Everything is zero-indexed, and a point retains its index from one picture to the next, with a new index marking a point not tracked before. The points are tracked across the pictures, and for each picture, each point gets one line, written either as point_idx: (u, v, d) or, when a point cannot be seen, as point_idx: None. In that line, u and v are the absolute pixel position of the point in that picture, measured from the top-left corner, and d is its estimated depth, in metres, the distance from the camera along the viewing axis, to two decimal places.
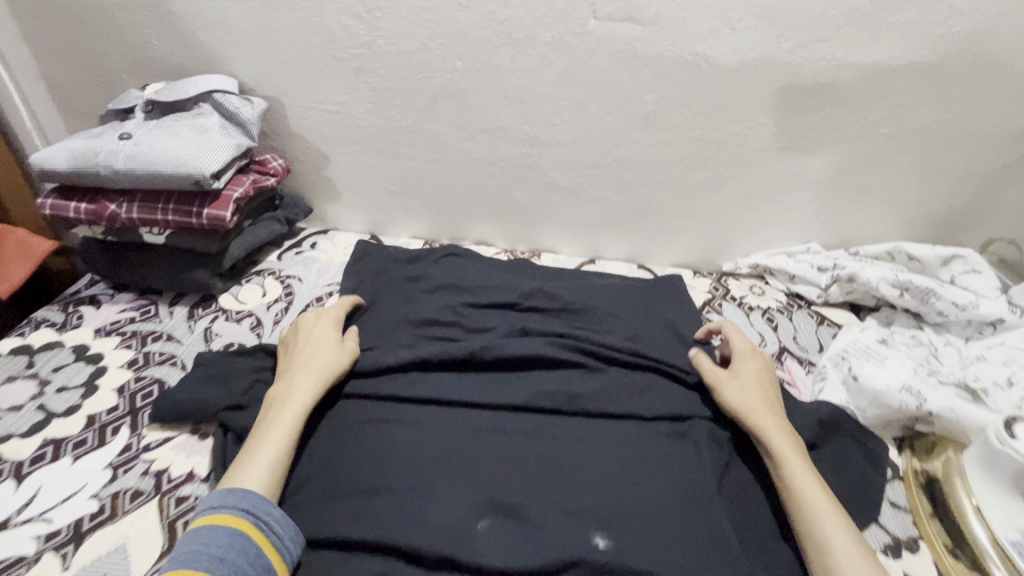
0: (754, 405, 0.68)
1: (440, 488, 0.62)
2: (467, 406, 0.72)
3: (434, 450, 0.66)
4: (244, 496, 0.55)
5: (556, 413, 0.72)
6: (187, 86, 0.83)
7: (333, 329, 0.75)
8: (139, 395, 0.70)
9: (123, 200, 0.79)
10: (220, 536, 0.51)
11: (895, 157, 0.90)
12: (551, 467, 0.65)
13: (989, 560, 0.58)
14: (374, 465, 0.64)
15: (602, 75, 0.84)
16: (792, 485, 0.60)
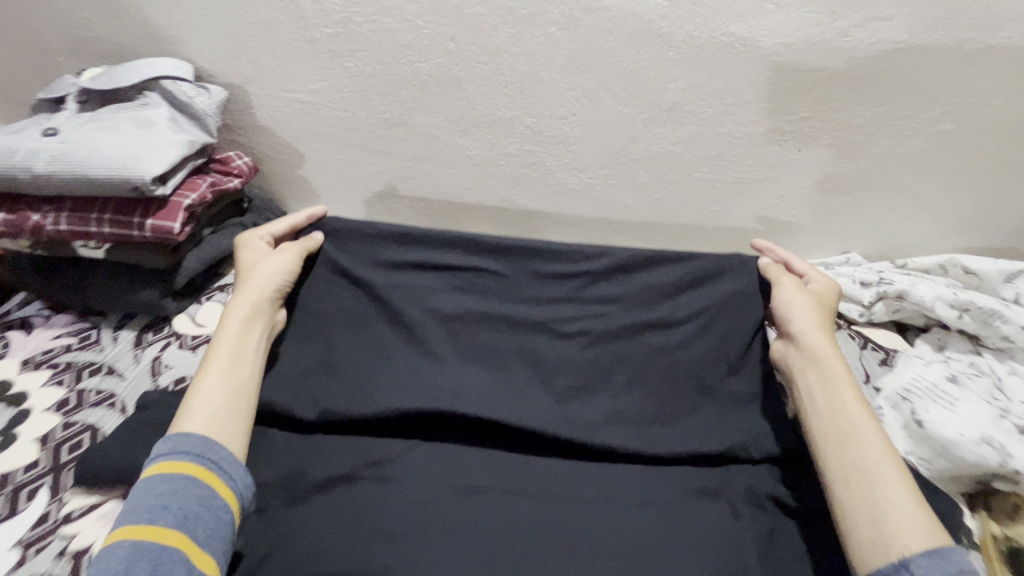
0: (819, 331, 0.63)
1: (427, 568, 0.52)
2: (458, 459, 0.61)
3: (419, 518, 0.56)
4: (186, 438, 0.52)
5: (561, 468, 0.61)
6: (128, 72, 0.70)
7: (261, 248, 0.69)
8: (65, 447, 0.59)
9: (50, 210, 0.67)
10: (160, 486, 0.49)
11: (958, 156, 0.78)
12: (557, 539, 0.55)
13: None
14: (349, 538, 0.54)
15: (619, 60, 0.72)
16: (846, 415, 0.56)
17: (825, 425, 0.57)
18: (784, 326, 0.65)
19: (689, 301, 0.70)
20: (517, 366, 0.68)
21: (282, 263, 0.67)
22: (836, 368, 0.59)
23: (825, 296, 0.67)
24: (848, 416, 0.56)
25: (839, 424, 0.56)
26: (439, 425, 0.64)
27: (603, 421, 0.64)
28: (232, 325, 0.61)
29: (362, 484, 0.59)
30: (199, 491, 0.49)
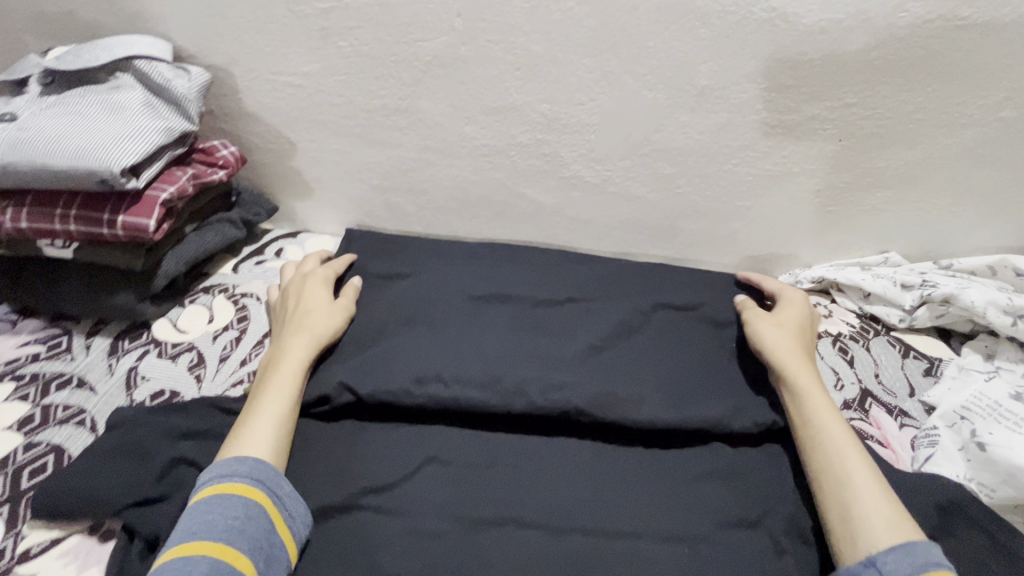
0: (794, 347, 0.63)
1: None
2: (467, 486, 0.55)
3: (424, 555, 0.50)
4: (258, 465, 0.50)
5: (581, 495, 0.55)
6: (98, 50, 0.63)
7: (324, 283, 0.69)
8: (25, 472, 0.53)
9: (10, 205, 0.60)
10: (236, 509, 0.46)
11: (1016, 147, 0.71)
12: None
13: None
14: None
15: (645, 38, 0.64)
16: (819, 427, 0.55)
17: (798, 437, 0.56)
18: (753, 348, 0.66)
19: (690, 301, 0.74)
20: (534, 374, 0.62)
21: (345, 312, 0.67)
22: (805, 378, 0.59)
23: (789, 311, 0.68)
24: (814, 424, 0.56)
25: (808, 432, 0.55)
26: (446, 445, 0.58)
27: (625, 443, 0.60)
28: (305, 353, 0.60)
29: (359, 515, 0.53)
30: (269, 525, 0.47)
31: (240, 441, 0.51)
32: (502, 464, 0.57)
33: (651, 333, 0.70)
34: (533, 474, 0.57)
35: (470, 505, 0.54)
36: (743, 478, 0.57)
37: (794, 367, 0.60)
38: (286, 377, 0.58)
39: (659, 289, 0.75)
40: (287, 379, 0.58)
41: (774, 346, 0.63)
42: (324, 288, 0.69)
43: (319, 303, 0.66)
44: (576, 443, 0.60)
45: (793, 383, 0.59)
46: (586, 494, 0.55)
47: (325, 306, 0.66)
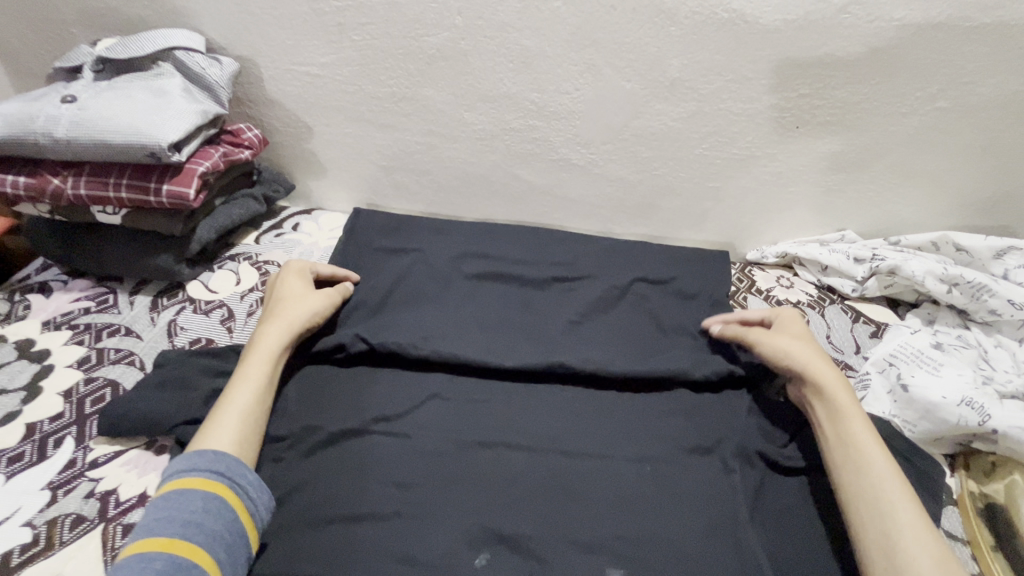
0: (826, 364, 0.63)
1: (438, 514, 0.56)
2: (464, 416, 0.65)
3: (429, 469, 0.60)
4: (219, 458, 0.53)
5: (563, 425, 0.65)
6: (144, 41, 0.72)
7: (300, 279, 0.71)
8: (87, 400, 0.62)
9: (69, 175, 0.69)
10: (193, 502, 0.49)
11: (952, 135, 0.80)
12: (558, 490, 0.59)
13: None
14: (362, 487, 0.58)
15: (623, 35, 0.73)
16: (863, 454, 0.55)
17: (835, 457, 0.57)
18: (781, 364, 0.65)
19: (664, 269, 0.83)
20: (523, 334, 0.73)
21: (318, 301, 0.69)
22: (844, 400, 0.59)
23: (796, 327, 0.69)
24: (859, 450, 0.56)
25: (848, 453, 0.56)
26: (445, 385, 0.68)
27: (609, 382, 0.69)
28: (275, 346, 0.63)
29: (371, 438, 0.62)
30: (230, 515, 0.50)
31: (205, 432, 0.55)
32: (494, 402, 0.67)
33: (627, 298, 0.79)
34: (521, 409, 0.66)
35: (467, 433, 0.63)
36: (701, 413, 0.67)
37: (830, 385, 0.61)
38: (255, 371, 0.60)
39: (636, 258, 0.85)
40: (256, 375, 0.60)
41: (806, 363, 0.63)
42: (301, 286, 0.71)
43: (295, 298, 0.69)
44: (558, 387, 0.69)
45: (833, 403, 0.59)
46: (566, 427, 0.64)
47: (298, 300, 0.68)
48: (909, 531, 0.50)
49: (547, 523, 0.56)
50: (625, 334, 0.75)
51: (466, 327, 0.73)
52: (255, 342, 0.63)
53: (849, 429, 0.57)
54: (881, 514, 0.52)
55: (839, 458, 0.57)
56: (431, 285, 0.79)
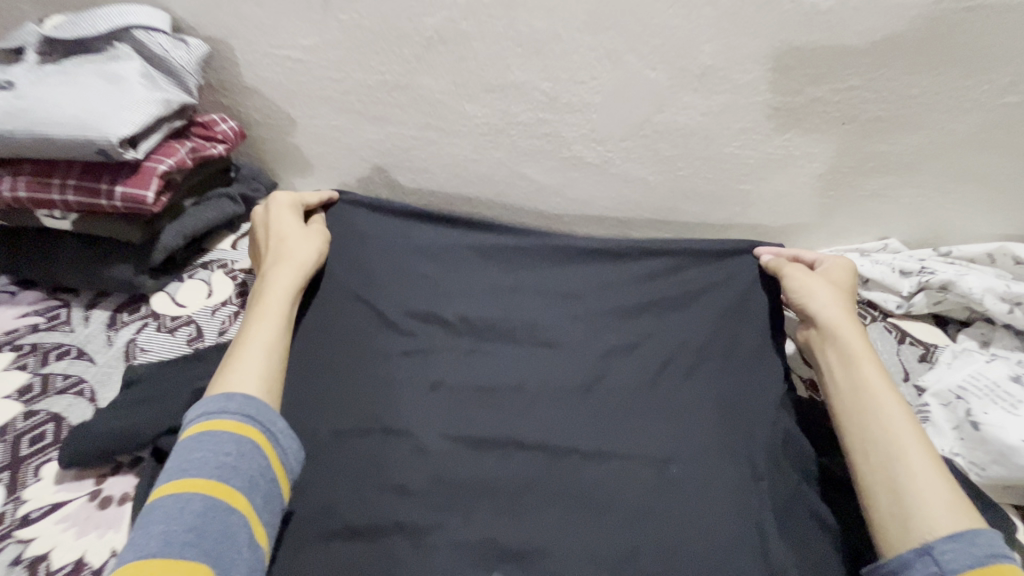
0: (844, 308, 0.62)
1: (452, 528, 0.53)
2: (479, 418, 0.60)
3: (439, 481, 0.55)
4: (248, 401, 0.49)
5: (584, 432, 0.60)
6: (95, 19, 0.62)
7: (293, 215, 0.69)
8: (26, 439, 0.53)
9: (8, 174, 0.60)
10: (227, 446, 0.45)
11: (1019, 133, 0.70)
12: (581, 502, 0.55)
13: None
14: (368, 495, 0.54)
15: (649, 15, 0.63)
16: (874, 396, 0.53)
17: (844, 401, 0.55)
18: (800, 307, 0.63)
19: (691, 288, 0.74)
20: (533, 352, 0.66)
21: (320, 237, 0.69)
22: (856, 342, 0.58)
23: (834, 274, 0.67)
24: (868, 391, 0.54)
25: (859, 397, 0.54)
26: (456, 390, 0.62)
27: (635, 416, 0.61)
28: (285, 284, 0.61)
29: (371, 453, 0.57)
30: (265, 461, 0.46)
31: (232, 373, 0.51)
32: (498, 439, 0.58)
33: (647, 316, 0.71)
34: (539, 414, 0.61)
35: (466, 479, 0.55)
36: (733, 455, 0.59)
37: (849, 327, 0.59)
38: (271, 309, 0.58)
39: None
40: (271, 312, 0.58)
41: (823, 309, 0.61)
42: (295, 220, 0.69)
43: (295, 235, 0.67)
44: (575, 414, 0.61)
45: (844, 344, 0.58)
46: (584, 448, 0.58)
47: (298, 240, 0.66)
48: (922, 475, 0.48)
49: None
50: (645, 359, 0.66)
51: (467, 348, 0.65)
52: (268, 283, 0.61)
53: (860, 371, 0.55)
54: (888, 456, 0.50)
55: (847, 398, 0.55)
56: (423, 297, 0.69)
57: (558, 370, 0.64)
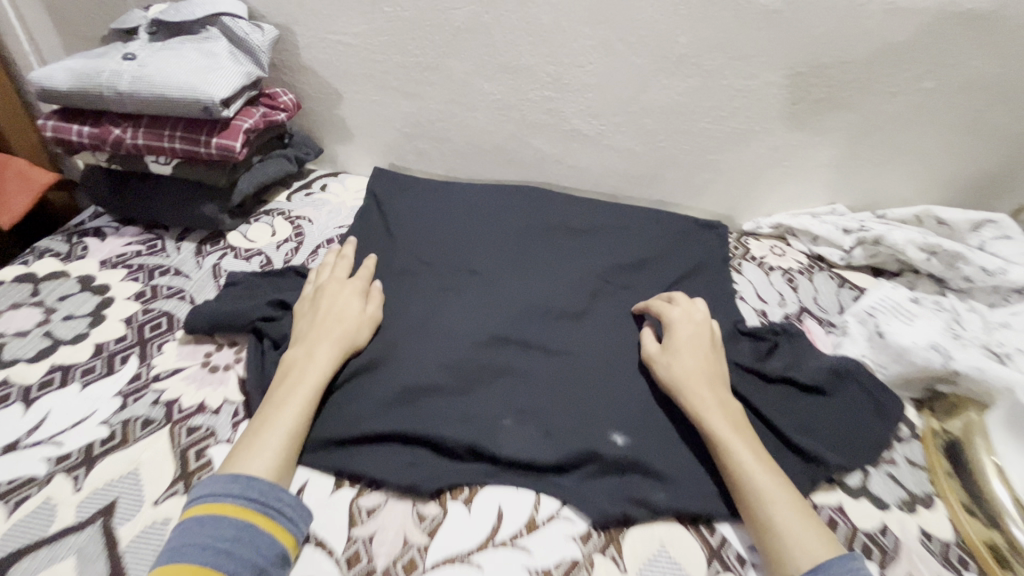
0: (692, 369, 0.63)
1: (474, 390, 0.65)
2: (500, 319, 0.73)
3: (460, 352, 0.67)
4: (251, 483, 0.50)
5: (581, 328, 0.75)
6: (194, 8, 0.78)
7: (356, 293, 0.70)
8: (147, 327, 0.69)
9: (127, 126, 0.75)
10: (228, 530, 0.47)
11: (936, 113, 0.86)
12: (580, 378, 0.68)
13: (1009, 519, 0.56)
14: (397, 364, 0.65)
15: (635, 11, 0.79)
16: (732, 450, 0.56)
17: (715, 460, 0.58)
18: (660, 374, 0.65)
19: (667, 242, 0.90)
20: (538, 276, 0.81)
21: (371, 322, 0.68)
22: (705, 402, 0.60)
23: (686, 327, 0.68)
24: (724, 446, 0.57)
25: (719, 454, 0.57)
26: (478, 300, 0.75)
27: (622, 318, 0.77)
28: (325, 368, 0.61)
29: (399, 338, 0.68)
30: (267, 540, 0.48)
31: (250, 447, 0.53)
32: (514, 339, 0.71)
33: (632, 259, 0.86)
34: (546, 315, 0.75)
35: (475, 366, 0.67)
36: None
37: (692, 387, 0.62)
38: (303, 392, 0.58)
39: (639, 227, 0.92)
40: (304, 391, 0.58)
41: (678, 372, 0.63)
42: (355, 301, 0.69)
43: (352, 313, 0.67)
44: (572, 319, 0.76)
45: (694, 406, 0.60)
46: (578, 339, 0.73)
47: (355, 318, 0.67)
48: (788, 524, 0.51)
49: (546, 445, 0.60)
50: (627, 292, 0.82)
51: (482, 273, 0.81)
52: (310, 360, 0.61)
53: (709, 428, 0.59)
54: (755, 509, 0.53)
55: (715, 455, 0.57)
56: (449, 240, 0.86)
57: (559, 286, 0.80)
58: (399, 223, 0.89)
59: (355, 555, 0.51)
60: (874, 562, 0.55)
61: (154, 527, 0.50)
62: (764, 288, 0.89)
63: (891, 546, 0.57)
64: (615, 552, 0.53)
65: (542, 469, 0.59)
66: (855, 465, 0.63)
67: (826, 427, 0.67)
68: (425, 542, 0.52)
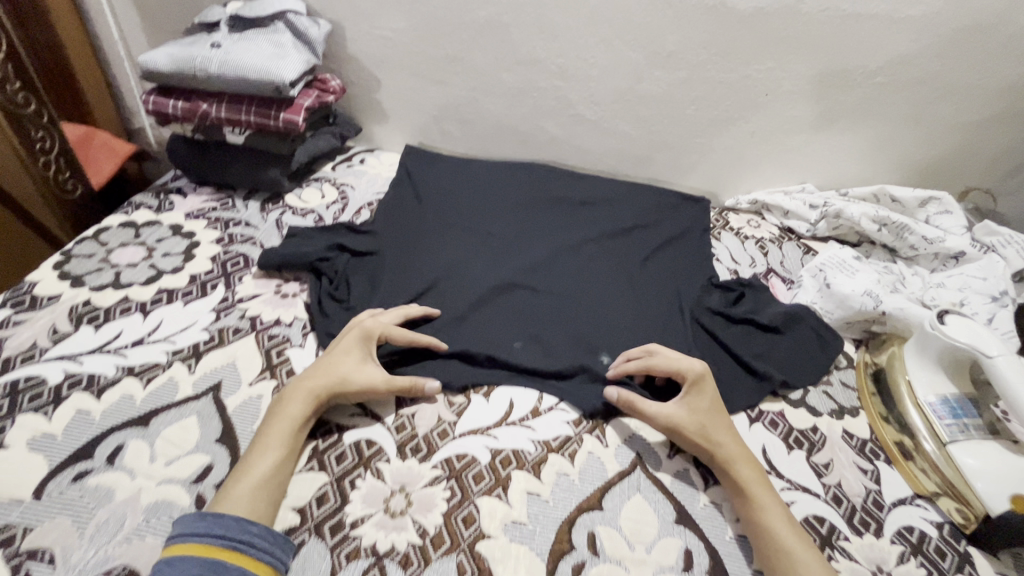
0: (709, 424, 0.65)
1: (492, 319, 0.81)
2: (514, 269, 0.89)
3: (482, 292, 0.84)
4: (219, 520, 0.53)
5: (580, 276, 0.90)
6: (265, 5, 0.94)
7: (359, 336, 0.69)
8: (228, 263, 0.85)
9: (213, 102, 0.93)
10: (194, 569, 0.49)
11: (889, 104, 1.00)
12: (577, 314, 0.83)
13: (916, 427, 0.71)
14: (434, 299, 0.83)
15: (630, 14, 0.94)
16: (760, 500, 0.59)
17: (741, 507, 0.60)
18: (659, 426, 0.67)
19: (656, 212, 1.05)
20: (544, 238, 0.97)
21: (361, 368, 0.66)
22: (731, 448, 0.63)
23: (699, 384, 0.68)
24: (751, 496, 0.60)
25: (745, 503, 0.60)
26: (496, 256, 0.92)
27: (614, 270, 0.93)
28: (298, 414, 0.62)
29: (434, 283, 0.85)
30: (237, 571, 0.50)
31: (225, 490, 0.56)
32: (524, 284, 0.87)
33: (625, 225, 1.01)
34: (551, 268, 0.91)
35: (493, 302, 0.84)
36: (672, 295, 0.90)
37: (716, 435, 0.64)
38: (277, 438, 0.60)
39: (632, 199, 1.07)
40: (273, 439, 0.60)
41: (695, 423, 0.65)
42: (354, 344, 0.69)
43: (345, 362, 0.66)
44: (573, 270, 0.91)
45: (723, 456, 0.63)
46: (577, 285, 0.88)
47: (342, 363, 0.66)
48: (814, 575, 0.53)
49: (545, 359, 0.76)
50: (620, 250, 0.97)
51: (499, 233, 0.97)
52: (283, 407, 0.62)
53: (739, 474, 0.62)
54: (776, 552, 0.55)
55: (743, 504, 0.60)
56: (471, 206, 1.02)
57: (562, 245, 0.95)
58: (427, 189, 1.04)
59: (400, 425, 0.67)
60: (803, 450, 0.71)
61: (250, 400, 0.66)
62: (738, 252, 1.03)
63: (819, 440, 0.72)
64: (600, 433, 0.69)
65: (546, 377, 0.74)
66: (801, 385, 0.77)
67: (777, 356, 0.81)
68: (454, 419, 0.68)
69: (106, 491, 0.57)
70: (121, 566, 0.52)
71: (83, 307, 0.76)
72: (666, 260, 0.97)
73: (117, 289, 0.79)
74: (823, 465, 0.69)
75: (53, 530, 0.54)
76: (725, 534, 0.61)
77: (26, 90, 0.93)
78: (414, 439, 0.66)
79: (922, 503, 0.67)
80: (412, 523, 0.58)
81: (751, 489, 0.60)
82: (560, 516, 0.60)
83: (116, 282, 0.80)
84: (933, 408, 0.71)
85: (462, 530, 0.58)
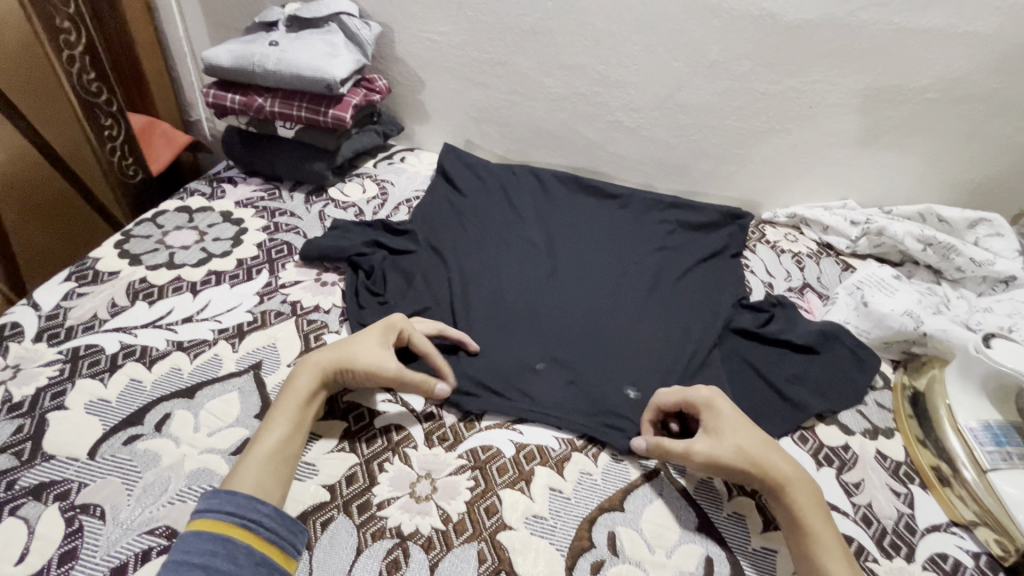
0: (751, 447, 0.60)
1: (521, 320, 0.82)
2: (545, 276, 0.91)
3: (512, 297, 0.86)
4: (232, 497, 0.53)
5: (609, 283, 0.91)
6: (321, 7, 0.99)
7: (381, 325, 0.70)
8: (273, 250, 0.89)
9: (268, 97, 0.98)
10: (205, 546, 0.49)
11: (941, 121, 0.98)
12: (606, 320, 0.84)
13: (956, 457, 0.68)
14: (465, 297, 0.85)
15: (674, 22, 0.95)
16: (812, 527, 0.56)
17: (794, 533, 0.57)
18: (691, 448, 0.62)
19: (690, 221, 1.05)
20: (576, 247, 0.99)
21: (370, 349, 0.67)
22: (784, 468, 0.59)
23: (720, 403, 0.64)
24: (804, 522, 0.56)
25: (797, 531, 0.57)
26: (528, 262, 0.93)
27: (644, 280, 0.93)
28: (303, 388, 0.63)
29: (466, 283, 0.87)
30: (246, 549, 0.50)
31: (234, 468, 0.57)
32: (554, 290, 0.88)
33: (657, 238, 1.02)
34: (580, 275, 0.92)
35: (522, 303, 0.85)
36: (703, 307, 0.89)
37: (764, 458, 0.59)
38: (284, 413, 0.61)
39: (667, 207, 1.07)
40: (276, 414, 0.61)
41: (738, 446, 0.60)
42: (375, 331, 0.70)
43: (358, 344, 0.67)
44: (603, 279, 0.92)
45: (774, 479, 0.59)
46: (606, 292, 0.89)
47: (357, 345, 0.67)
48: None
49: (568, 369, 0.76)
50: (652, 259, 0.97)
51: (531, 239, 0.98)
52: (293, 382, 0.64)
53: (791, 501, 0.58)
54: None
55: (794, 531, 0.57)
56: (505, 210, 1.04)
57: (592, 256, 0.97)
58: (462, 191, 1.06)
59: (429, 414, 0.69)
60: (834, 468, 0.69)
61: None
62: (773, 265, 1.02)
63: (850, 458, 0.70)
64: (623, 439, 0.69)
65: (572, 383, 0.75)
66: (837, 408, 0.75)
67: (810, 374, 0.80)
68: (481, 412, 0.70)
69: (153, 456, 0.60)
70: (164, 527, 0.55)
71: (139, 284, 0.81)
72: (697, 271, 0.97)
73: (170, 268, 0.84)
74: (854, 484, 0.68)
75: (104, 488, 0.57)
76: (748, 545, 0.60)
77: (100, 81, 1.01)
78: (441, 428, 0.68)
79: (958, 531, 0.64)
80: (436, 508, 0.60)
81: (805, 517, 0.57)
82: (581, 513, 0.61)
83: (169, 262, 0.85)
84: (974, 434, 0.69)
85: (483, 519, 0.59)
